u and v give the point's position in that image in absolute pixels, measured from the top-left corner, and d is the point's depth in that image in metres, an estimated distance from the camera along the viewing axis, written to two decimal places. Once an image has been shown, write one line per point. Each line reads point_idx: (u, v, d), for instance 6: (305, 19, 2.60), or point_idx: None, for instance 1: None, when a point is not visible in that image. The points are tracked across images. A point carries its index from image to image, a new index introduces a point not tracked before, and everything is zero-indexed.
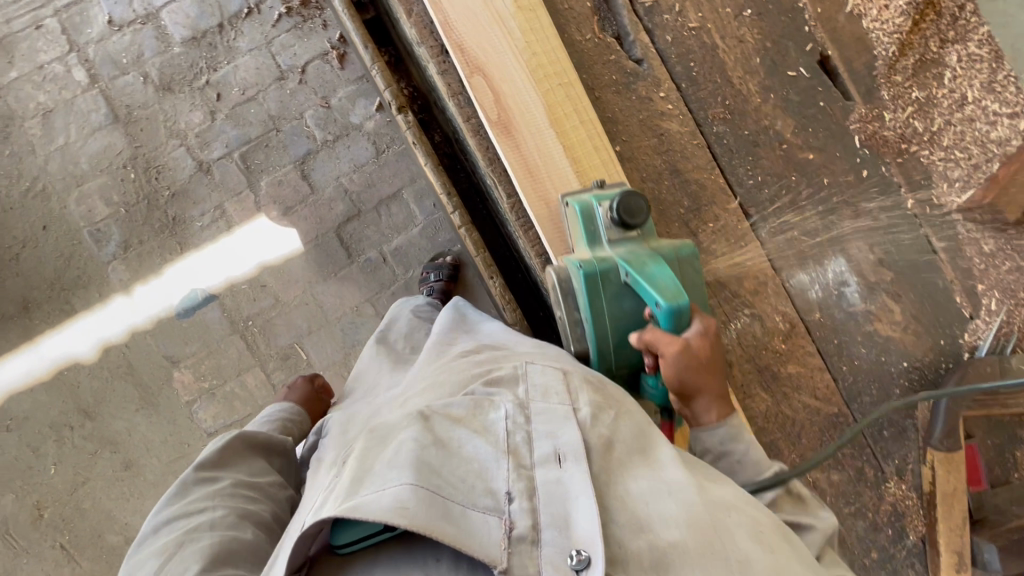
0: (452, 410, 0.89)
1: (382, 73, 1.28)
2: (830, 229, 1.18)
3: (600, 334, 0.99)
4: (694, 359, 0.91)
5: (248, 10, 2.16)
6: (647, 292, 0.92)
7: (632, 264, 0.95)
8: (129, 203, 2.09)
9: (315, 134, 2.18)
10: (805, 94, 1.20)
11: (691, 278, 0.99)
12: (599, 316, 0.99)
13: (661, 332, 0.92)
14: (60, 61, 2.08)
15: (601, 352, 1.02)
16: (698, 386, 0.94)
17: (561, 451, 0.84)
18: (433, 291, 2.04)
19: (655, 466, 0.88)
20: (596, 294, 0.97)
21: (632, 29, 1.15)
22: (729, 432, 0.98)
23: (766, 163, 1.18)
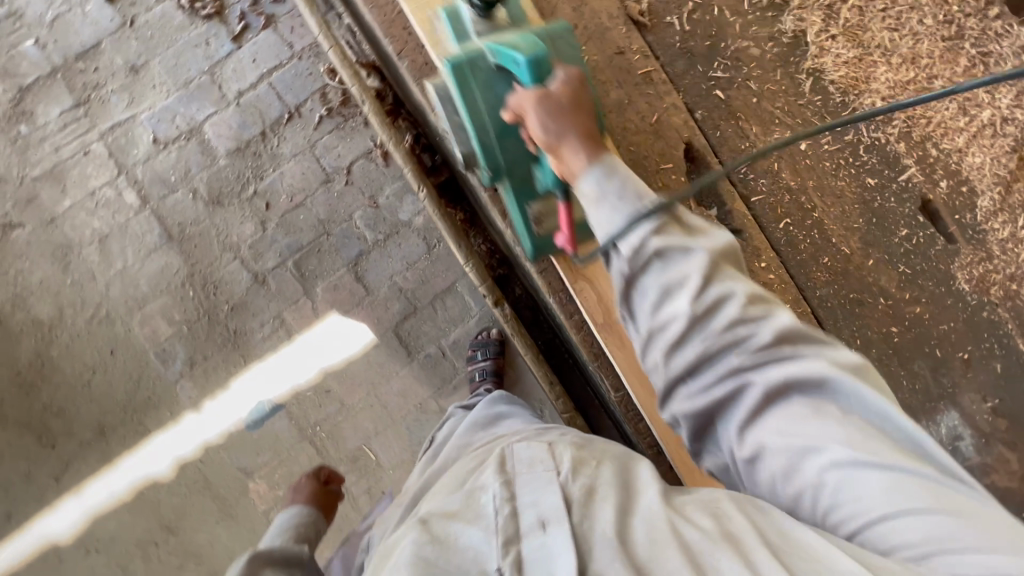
0: (447, 506, 0.80)
1: (474, 270, 1.28)
2: (943, 386, 1.15)
3: (478, 121, 0.97)
4: (549, 99, 0.86)
5: (289, 114, 2.14)
6: (506, 56, 0.92)
7: (495, 41, 0.95)
8: (190, 320, 2.11)
9: (366, 234, 2.17)
10: (908, 242, 1.15)
11: (564, 51, 0.96)
12: (476, 110, 0.97)
13: (524, 91, 0.90)
14: (110, 185, 2.08)
15: (487, 147, 1.00)
16: (562, 130, 0.86)
17: (548, 515, 0.74)
18: (485, 376, 2.05)
19: (632, 496, 0.78)
20: (467, 81, 0.96)
21: (728, 198, 1.11)
22: (600, 170, 0.84)
23: (873, 323, 1.15)
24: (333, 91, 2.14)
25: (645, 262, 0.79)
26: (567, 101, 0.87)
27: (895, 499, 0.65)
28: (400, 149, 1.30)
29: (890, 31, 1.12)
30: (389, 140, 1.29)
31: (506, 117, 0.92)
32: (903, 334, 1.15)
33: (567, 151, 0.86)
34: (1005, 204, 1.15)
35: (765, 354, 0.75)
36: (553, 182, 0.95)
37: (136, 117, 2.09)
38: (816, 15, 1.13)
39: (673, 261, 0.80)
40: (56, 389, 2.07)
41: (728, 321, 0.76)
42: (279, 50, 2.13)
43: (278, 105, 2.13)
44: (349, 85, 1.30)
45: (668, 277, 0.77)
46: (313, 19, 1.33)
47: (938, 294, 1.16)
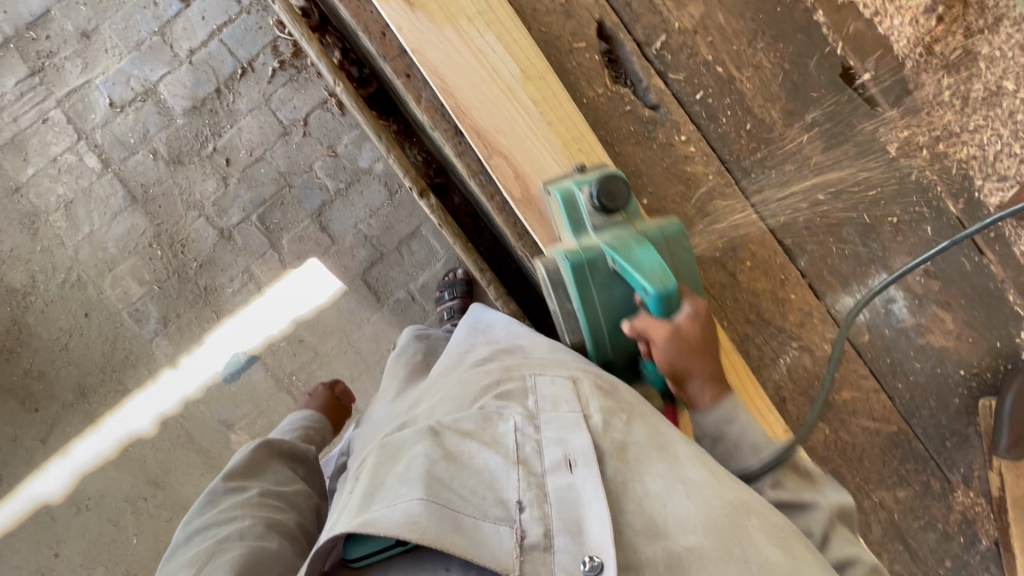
0: (462, 423, 0.88)
1: (397, 160, 1.26)
2: (873, 249, 1.16)
3: (592, 324, 0.96)
4: (681, 336, 0.90)
5: (242, 69, 2.15)
6: (632, 277, 0.89)
7: (616, 248, 0.91)
8: (160, 279, 2.14)
9: (328, 184, 2.19)
10: (829, 109, 1.16)
11: (681, 257, 0.95)
12: (589, 305, 0.96)
13: (652, 319, 0.91)
14: (71, 151, 2.11)
15: (597, 338, 1.00)
16: (689, 364, 0.93)
17: (573, 456, 0.84)
18: (453, 314, 2.02)
19: (672, 460, 0.86)
20: (585, 282, 0.94)
21: (644, 75, 1.12)
22: (723, 412, 0.96)
23: (798, 191, 1.15)
24: (284, 43, 2.15)
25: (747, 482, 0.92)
26: (697, 339, 0.91)
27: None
28: (321, 55, 1.30)
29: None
30: (308, 42, 1.28)
31: (625, 325, 0.95)
32: (829, 202, 1.16)
33: (693, 385, 0.96)
34: (926, 66, 1.16)
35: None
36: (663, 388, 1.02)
37: (91, 82, 2.11)
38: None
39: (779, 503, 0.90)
40: (34, 354, 2.12)
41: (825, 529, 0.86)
42: (228, 6, 2.15)
43: (231, 61, 2.15)
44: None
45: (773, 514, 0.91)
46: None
47: (863, 158, 1.16)
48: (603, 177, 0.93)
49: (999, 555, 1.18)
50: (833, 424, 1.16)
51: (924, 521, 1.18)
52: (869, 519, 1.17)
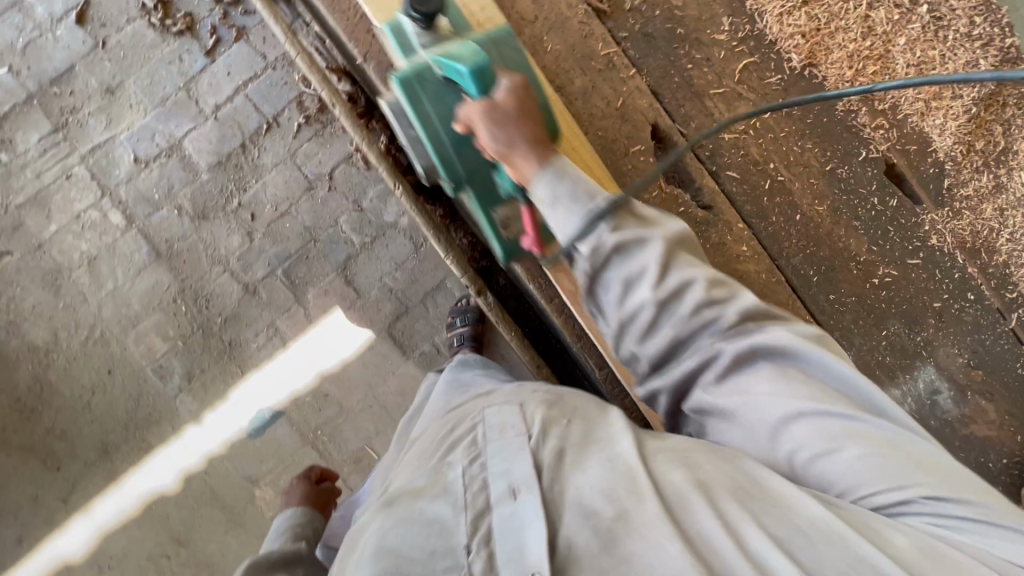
0: (413, 484, 0.87)
1: (457, 264, 1.29)
2: (918, 342, 1.19)
3: (430, 132, 1.02)
4: (496, 108, 0.95)
5: (267, 125, 2.15)
6: (451, 68, 0.96)
7: (438, 54, 0.98)
8: (185, 335, 2.13)
9: (353, 239, 2.19)
10: (873, 207, 1.19)
11: (510, 58, 1.03)
12: (428, 119, 1.03)
13: (473, 105, 0.95)
14: (95, 207, 2.10)
15: (445, 159, 1.06)
16: (508, 135, 0.94)
17: (516, 484, 0.81)
18: (464, 341, 2.08)
19: (607, 457, 0.86)
20: (417, 98, 1.01)
21: (697, 176, 1.14)
22: (553, 171, 0.93)
23: (846, 288, 1.18)
24: (309, 98, 2.15)
25: (605, 258, 0.92)
26: (513, 103, 0.95)
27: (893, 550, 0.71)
28: (372, 148, 1.33)
29: (847, 45, 1.16)
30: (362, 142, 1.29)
31: (458, 125, 1.00)
32: (877, 296, 1.18)
33: (518, 157, 0.94)
34: (966, 163, 1.19)
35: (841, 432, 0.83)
36: (513, 188, 1.03)
37: (115, 138, 2.10)
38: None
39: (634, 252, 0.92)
40: (56, 413, 2.09)
41: (694, 303, 0.91)
42: (253, 61, 2.15)
43: (256, 116, 2.15)
44: (320, 89, 1.33)
45: (631, 268, 0.91)
46: (276, 24, 1.35)
47: (908, 254, 1.19)
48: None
49: None
50: None
51: None
52: None
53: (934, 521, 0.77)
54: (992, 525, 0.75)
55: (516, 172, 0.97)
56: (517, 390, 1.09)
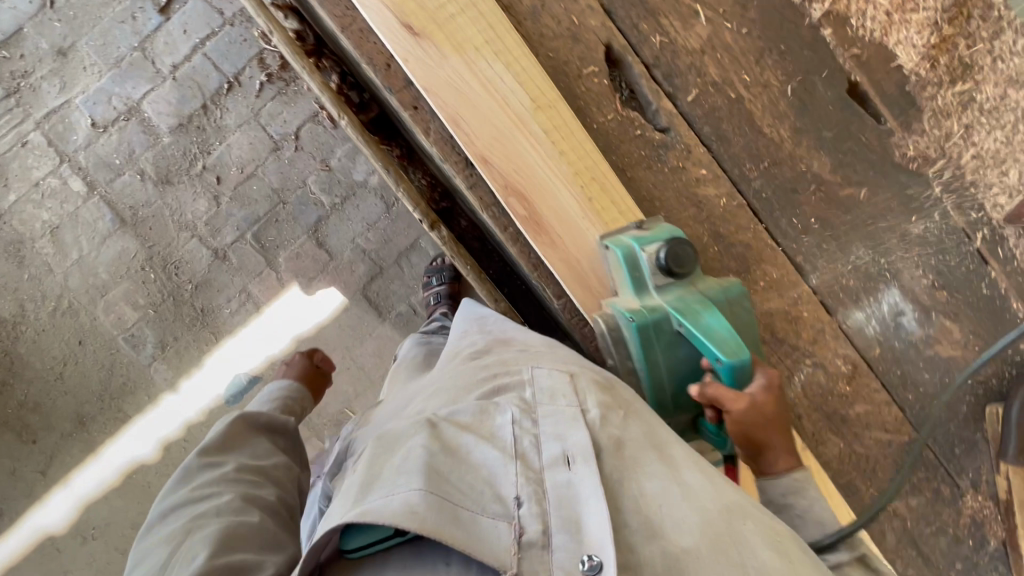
0: (458, 416, 0.87)
1: (406, 193, 1.23)
2: (882, 264, 1.17)
3: (656, 383, 0.97)
4: (751, 401, 0.88)
5: (228, 84, 2.09)
6: (704, 345, 0.90)
7: (684, 314, 0.92)
8: (155, 303, 2.10)
9: (322, 200, 2.15)
10: (835, 127, 1.16)
11: (742, 320, 0.97)
12: (655, 366, 0.97)
13: (722, 387, 0.88)
14: (54, 175, 2.04)
15: (654, 381, 0.99)
16: (766, 436, 0.91)
17: (571, 452, 0.80)
18: (441, 299, 2.05)
19: (671, 462, 0.83)
20: (650, 345, 0.96)
21: (653, 98, 1.11)
22: (795, 482, 0.91)
23: (808, 210, 1.16)
24: (270, 55, 2.09)
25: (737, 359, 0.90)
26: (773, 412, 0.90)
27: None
28: (315, 78, 1.25)
29: None
30: (305, 71, 1.23)
31: (693, 390, 0.89)
32: (840, 218, 1.16)
33: (767, 450, 0.93)
34: (930, 79, 1.16)
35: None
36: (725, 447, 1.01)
37: (70, 102, 2.04)
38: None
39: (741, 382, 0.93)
40: (28, 386, 2.06)
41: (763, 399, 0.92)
42: (209, 18, 2.07)
43: (216, 76, 2.08)
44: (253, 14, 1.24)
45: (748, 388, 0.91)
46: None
47: (871, 174, 1.17)
48: (668, 238, 0.97)
49: (1007, 556, 1.21)
50: (847, 439, 1.18)
51: (935, 527, 1.21)
52: (884, 527, 1.19)
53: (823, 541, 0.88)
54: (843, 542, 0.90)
55: (760, 460, 0.93)
56: (558, 352, 1.06)
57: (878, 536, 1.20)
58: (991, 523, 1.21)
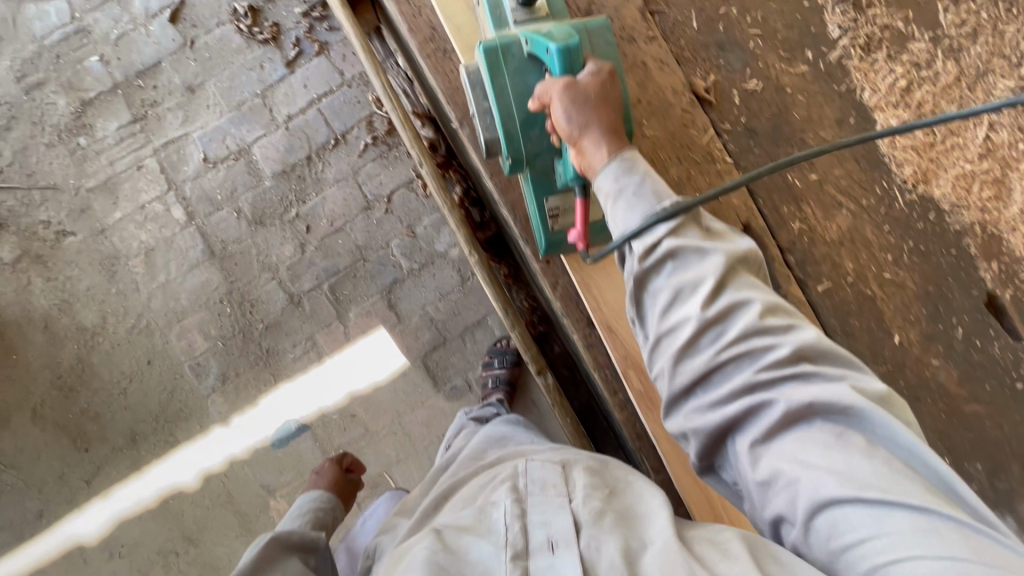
0: (460, 521, 0.93)
1: (519, 338, 1.22)
2: (1000, 491, 1.09)
3: (505, 104, 1.01)
4: (577, 89, 0.90)
5: (335, 140, 2.17)
6: (540, 44, 0.96)
7: (531, 30, 0.99)
8: (226, 336, 2.15)
9: (401, 263, 2.19)
10: (965, 337, 1.10)
11: (598, 52, 1.02)
12: (504, 91, 1.02)
13: (553, 81, 0.93)
14: (160, 200, 2.14)
15: (510, 136, 1.03)
16: (586, 120, 0.89)
17: (556, 536, 0.84)
18: (498, 384, 2.06)
19: (639, 521, 0.86)
20: (497, 67, 1.01)
21: (785, 282, 1.12)
22: (622, 163, 0.87)
23: (925, 418, 1.11)
24: (379, 119, 2.17)
25: (659, 260, 0.83)
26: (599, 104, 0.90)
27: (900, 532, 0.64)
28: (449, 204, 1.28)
29: (963, 164, 1.09)
30: (440, 196, 1.26)
31: (534, 102, 0.95)
32: (958, 434, 1.10)
33: (589, 142, 0.90)
34: None
35: (780, 365, 0.75)
36: (574, 176, 0.98)
37: (188, 135, 2.15)
38: (961, 34, 1.13)
39: (688, 263, 0.83)
40: (93, 394, 2.13)
41: (747, 328, 0.77)
42: (330, 77, 2.17)
43: (325, 131, 2.17)
44: (401, 133, 1.30)
45: (685, 278, 0.82)
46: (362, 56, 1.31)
47: (1000, 394, 1.10)
48: None
49: None
50: None
51: None
52: None
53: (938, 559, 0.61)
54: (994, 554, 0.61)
55: (581, 145, 0.92)
56: (561, 451, 1.14)
57: None
58: None
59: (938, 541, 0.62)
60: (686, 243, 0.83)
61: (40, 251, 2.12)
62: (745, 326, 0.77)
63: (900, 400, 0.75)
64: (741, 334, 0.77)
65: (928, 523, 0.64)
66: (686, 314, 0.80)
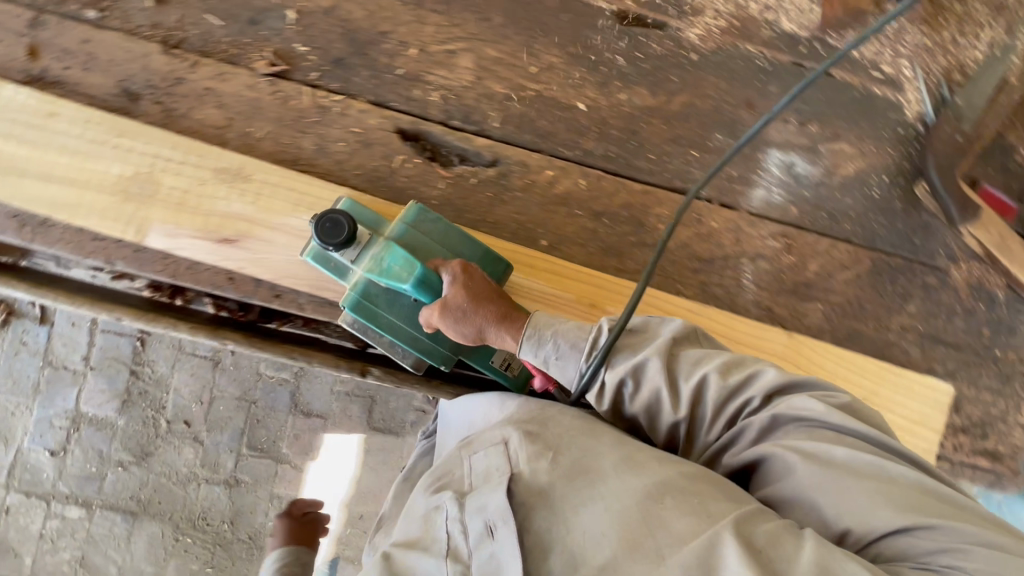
0: (405, 534, 0.78)
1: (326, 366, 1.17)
2: (746, 139, 1.20)
3: (406, 336, 1.00)
4: (451, 308, 0.90)
5: (139, 340, 2.10)
6: (392, 286, 0.93)
7: (368, 270, 0.94)
8: (207, 560, 2.10)
9: (284, 376, 2.16)
10: (629, 58, 1.18)
11: (433, 243, 1.00)
12: (395, 326, 0.99)
13: (427, 309, 0.92)
14: (50, 516, 2.05)
15: (428, 351, 1.02)
16: (477, 325, 0.91)
17: (493, 524, 0.71)
18: None
19: (596, 477, 0.73)
20: (375, 312, 0.98)
21: (467, 143, 1.12)
22: (530, 341, 0.87)
23: (657, 138, 1.18)
24: None
25: (610, 391, 0.83)
26: (471, 290, 0.91)
27: (889, 490, 0.66)
28: (199, 332, 1.21)
29: None
30: (170, 327, 1.21)
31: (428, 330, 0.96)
32: (687, 127, 1.18)
33: (494, 338, 0.91)
34: None
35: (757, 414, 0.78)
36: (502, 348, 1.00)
37: (21, 448, 2.05)
38: None
39: (637, 377, 0.82)
40: None
41: (717, 398, 0.78)
42: None
43: (124, 341, 2.09)
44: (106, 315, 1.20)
45: (642, 396, 0.82)
46: (19, 288, 1.20)
47: (687, 73, 1.19)
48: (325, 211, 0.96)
49: (1018, 295, 1.23)
50: (823, 298, 1.19)
51: (943, 313, 1.22)
52: (900, 347, 1.20)
53: (910, 512, 0.64)
54: (956, 511, 0.64)
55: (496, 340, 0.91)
56: (505, 403, 0.94)
57: (904, 357, 1.20)
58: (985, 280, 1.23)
59: (931, 516, 0.63)
60: (616, 360, 0.83)
61: None
62: (714, 399, 0.78)
63: (874, 408, 0.77)
64: (712, 409, 0.79)
65: (908, 497, 0.65)
66: (667, 418, 0.81)
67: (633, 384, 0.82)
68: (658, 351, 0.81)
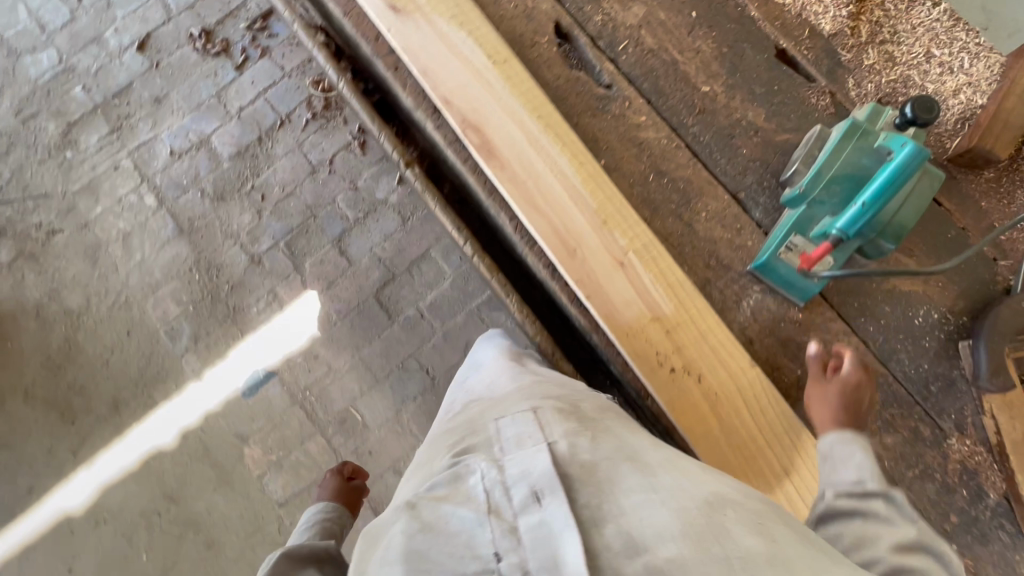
0: (433, 491, 0.75)
1: (387, 136, 1.35)
2: None
3: (828, 158, 1.09)
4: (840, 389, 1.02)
5: (281, 121, 2.50)
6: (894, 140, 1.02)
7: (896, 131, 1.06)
8: (196, 300, 2.37)
9: (348, 214, 2.43)
10: (765, 83, 1.29)
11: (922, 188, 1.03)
12: (837, 155, 1.09)
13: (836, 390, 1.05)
14: (135, 191, 2.46)
15: (816, 177, 1.10)
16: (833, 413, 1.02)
17: (537, 485, 0.70)
18: None
19: (645, 472, 0.72)
20: (852, 133, 1.08)
21: (597, 61, 1.30)
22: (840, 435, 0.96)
23: (746, 151, 1.26)
24: (316, 98, 2.50)
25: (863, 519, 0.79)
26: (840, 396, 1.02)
27: None
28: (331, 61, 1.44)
29: None
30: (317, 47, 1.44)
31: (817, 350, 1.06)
32: (777, 159, 1.25)
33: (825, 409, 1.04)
34: (856, 42, 1.30)
35: None
36: (836, 232, 1.05)
37: (157, 136, 2.51)
38: None
39: (881, 524, 0.78)
40: (79, 369, 2.32)
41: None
42: (272, 72, 2.55)
43: (272, 115, 2.52)
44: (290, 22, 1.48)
45: (871, 533, 0.77)
46: None
47: (805, 122, 1.27)
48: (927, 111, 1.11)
49: (1010, 512, 1.09)
50: (805, 367, 1.15)
51: (918, 469, 1.11)
52: None
53: None
54: None
55: (816, 394, 1.04)
56: (522, 390, 1.00)
57: None
58: (984, 471, 1.10)
59: None
60: (873, 502, 0.81)
61: (33, 249, 2.42)
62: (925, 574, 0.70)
63: None
64: None
65: None
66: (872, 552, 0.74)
67: (865, 528, 0.78)
68: (919, 530, 0.76)
